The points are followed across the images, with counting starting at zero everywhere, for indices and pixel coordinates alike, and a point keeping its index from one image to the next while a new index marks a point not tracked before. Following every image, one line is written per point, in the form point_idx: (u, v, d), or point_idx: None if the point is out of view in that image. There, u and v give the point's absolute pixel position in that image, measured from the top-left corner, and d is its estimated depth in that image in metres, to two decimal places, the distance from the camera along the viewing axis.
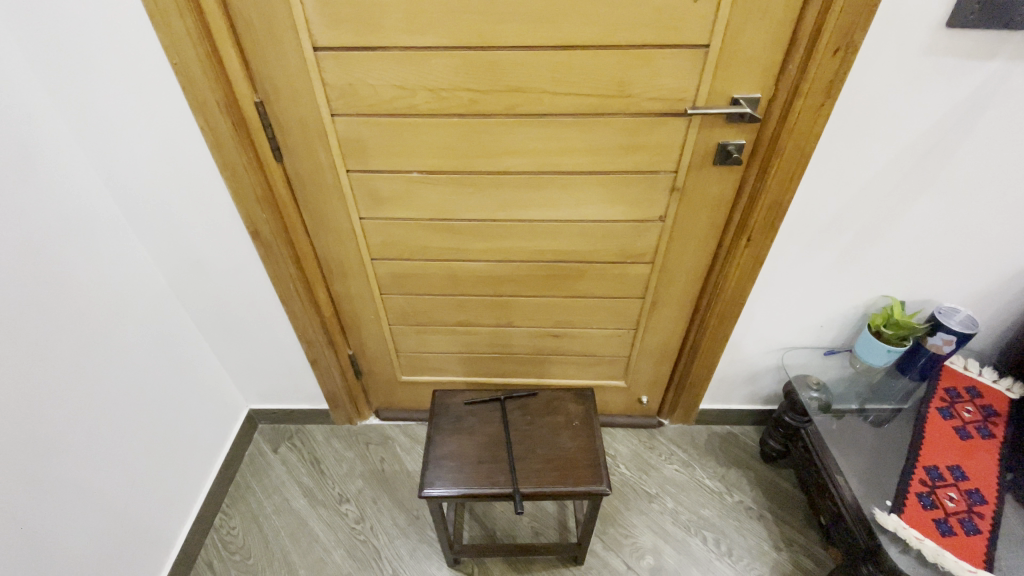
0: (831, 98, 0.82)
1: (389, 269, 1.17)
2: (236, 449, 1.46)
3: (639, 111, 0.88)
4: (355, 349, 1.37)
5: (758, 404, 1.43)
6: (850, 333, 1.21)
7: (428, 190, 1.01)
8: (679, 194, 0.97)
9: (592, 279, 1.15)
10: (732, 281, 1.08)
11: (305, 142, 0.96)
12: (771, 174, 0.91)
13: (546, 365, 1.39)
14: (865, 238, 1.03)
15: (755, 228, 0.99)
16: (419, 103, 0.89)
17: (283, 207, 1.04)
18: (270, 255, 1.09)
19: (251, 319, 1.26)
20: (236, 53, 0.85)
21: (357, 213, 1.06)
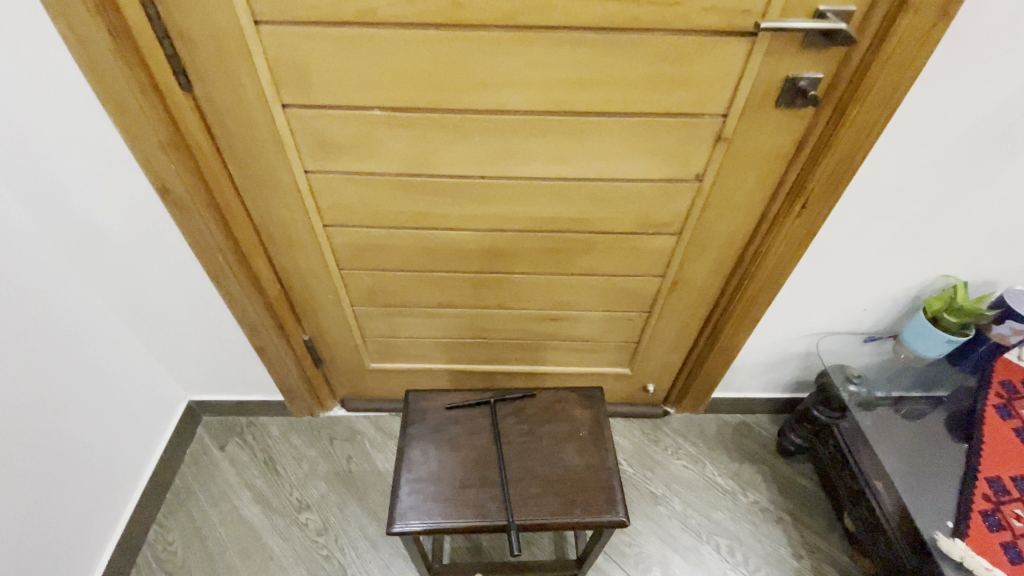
0: (948, 15, 0.60)
1: (348, 239, 0.92)
2: (173, 450, 1.23)
3: (686, 29, 0.64)
4: (311, 333, 1.13)
5: (776, 393, 1.27)
6: (896, 317, 1.04)
7: (395, 136, 0.76)
8: (726, 146, 0.75)
9: (602, 252, 0.93)
10: (774, 257, 0.88)
11: (221, 61, 0.68)
12: (848, 121, 0.70)
13: (540, 351, 1.19)
14: (939, 206, 0.84)
15: (814, 192, 0.79)
16: (379, 6, 0.63)
17: (200, 156, 0.78)
18: (188, 221, 0.83)
19: (177, 300, 1.01)
20: None
21: (301, 166, 0.80)
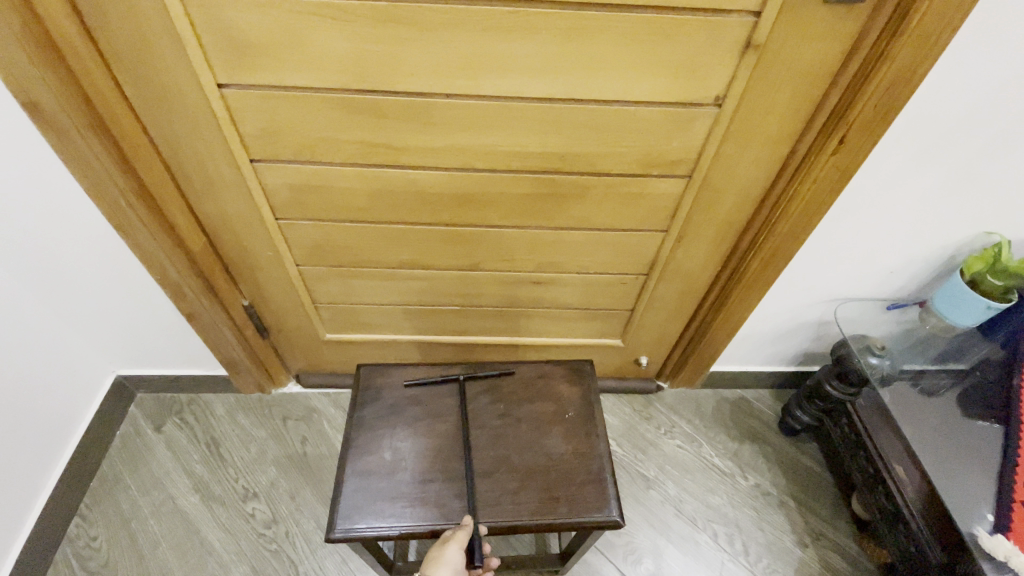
0: None
1: (285, 180, 0.75)
2: (98, 433, 1.06)
3: None
4: (252, 297, 0.97)
5: (780, 366, 1.15)
6: (925, 281, 0.92)
7: (330, 34, 0.58)
8: (755, 55, 0.59)
9: (595, 199, 0.78)
10: (799, 205, 0.74)
11: None
12: (912, 23, 0.55)
13: (521, 320, 1.04)
14: (1000, 144, 0.70)
15: (856, 122, 0.64)
16: None
17: (73, 60, 0.59)
18: (69, 150, 0.65)
19: (79, 255, 0.82)
20: None
21: (211, 75, 0.62)
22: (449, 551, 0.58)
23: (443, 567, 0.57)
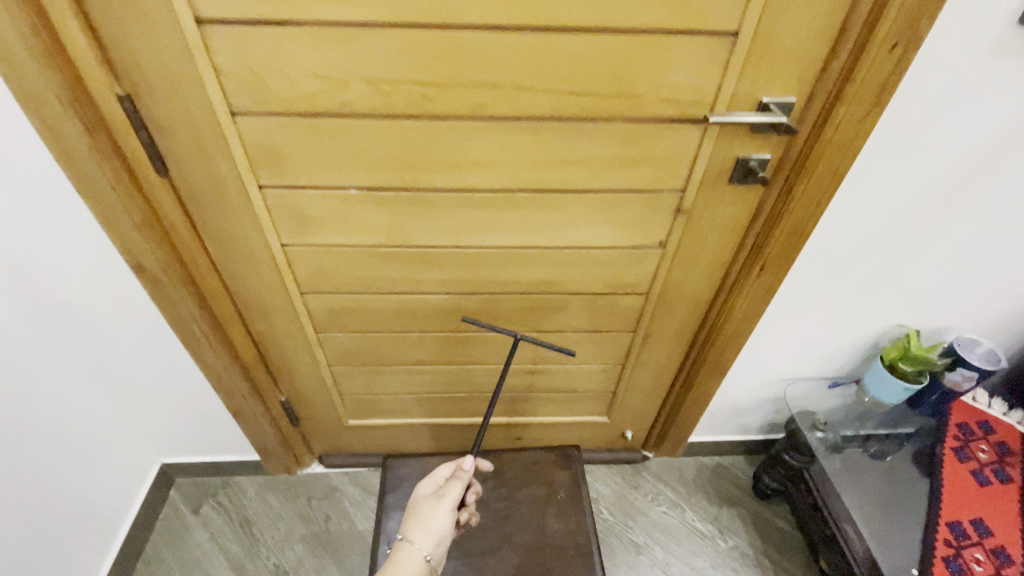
0: (880, 104, 0.66)
1: (325, 304, 0.94)
2: (144, 518, 1.18)
3: (642, 116, 0.69)
4: (288, 393, 1.13)
5: (750, 435, 1.30)
6: (857, 363, 1.09)
7: (370, 209, 0.78)
8: (685, 217, 0.79)
9: (575, 310, 0.96)
10: (737, 314, 0.93)
11: (197, 151, 0.70)
12: (796, 197, 0.75)
13: (519, 403, 1.20)
14: (890, 265, 0.89)
15: (770, 257, 0.83)
16: (351, 98, 0.66)
17: (174, 233, 0.78)
18: (161, 294, 0.83)
19: (150, 367, 0.99)
20: (75, 16, 0.58)
21: (276, 238, 0.81)
22: (447, 499, 0.73)
23: (440, 508, 0.72)
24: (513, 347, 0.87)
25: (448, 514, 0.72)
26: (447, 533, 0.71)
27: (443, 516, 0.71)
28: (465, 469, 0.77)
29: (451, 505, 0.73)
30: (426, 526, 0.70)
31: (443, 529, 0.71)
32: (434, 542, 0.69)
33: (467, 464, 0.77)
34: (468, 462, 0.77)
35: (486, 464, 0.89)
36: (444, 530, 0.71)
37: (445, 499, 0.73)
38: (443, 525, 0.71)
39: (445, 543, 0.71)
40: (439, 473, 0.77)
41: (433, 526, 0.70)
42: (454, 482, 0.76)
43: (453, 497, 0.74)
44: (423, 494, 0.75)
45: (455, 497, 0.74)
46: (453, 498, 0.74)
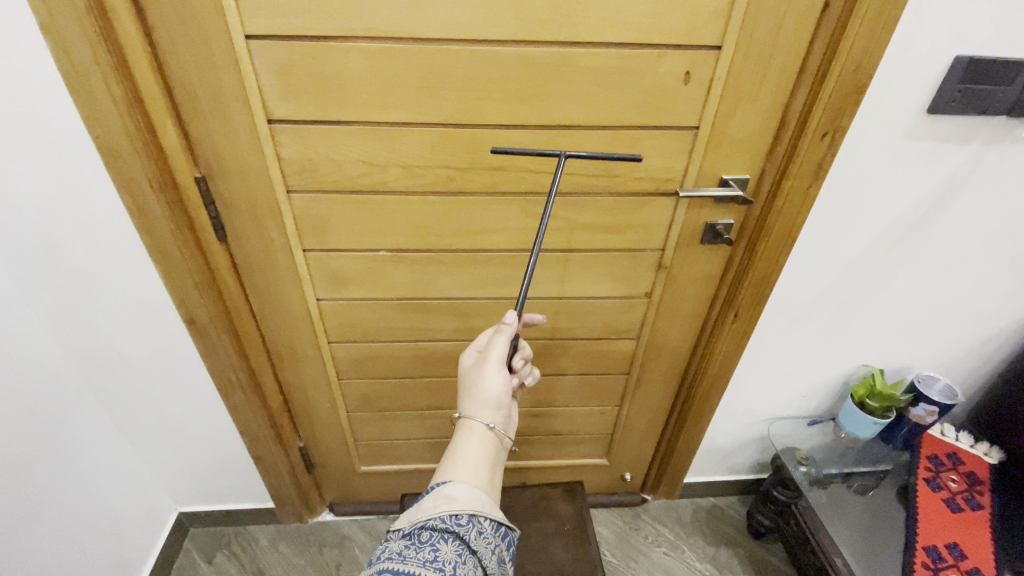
0: (818, 179, 0.81)
1: (350, 353, 1.04)
2: (159, 567, 1.21)
3: (626, 190, 0.86)
4: (306, 440, 1.20)
5: (742, 475, 1.37)
6: (832, 401, 1.20)
7: (397, 268, 0.92)
8: (666, 272, 0.95)
9: (574, 355, 1.08)
10: (719, 357, 1.04)
11: (255, 222, 0.84)
12: (759, 253, 0.89)
13: (523, 446, 1.28)
14: (848, 311, 1.02)
15: (742, 305, 0.96)
16: (389, 179, 0.82)
17: (225, 292, 0.90)
18: (207, 345, 0.94)
19: (184, 413, 1.07)
20: (174, 124, 0.73)
21: (313, 294, 0.94)
22: (494, 356, 0.74)
23: (488, 372, 0.73)
24: (551, 199, 0.73)
25: (499, 375, 0.73)
26: (506, 392, 0.73)
27: (495, 382, 0.72)
28: (510, 322, 0.75)
29: (500, 360, 0.74)
30: (482, 398, 0.71)
31: (500, 392, 0.72)
32: (492, 405, 0.71)
33: (512, 318, 0.74)
34: (514, 317, 0.75)
35: (536, 316, 0.87)
36: (500, 391, 0.72)
37: (492, 357, 0.74)
38: (499, 388, 0.72)
39: (506, 408, 0.73)
40: (489, 339, 0.78)
41: (490, 394, 0.71)
42: (501, 332, 0.75)
43: (501, 355, 0.74)
44: (473, 363, 0.77)
45: (503, 354, 0.74)
46: (501, 354, 0.74)
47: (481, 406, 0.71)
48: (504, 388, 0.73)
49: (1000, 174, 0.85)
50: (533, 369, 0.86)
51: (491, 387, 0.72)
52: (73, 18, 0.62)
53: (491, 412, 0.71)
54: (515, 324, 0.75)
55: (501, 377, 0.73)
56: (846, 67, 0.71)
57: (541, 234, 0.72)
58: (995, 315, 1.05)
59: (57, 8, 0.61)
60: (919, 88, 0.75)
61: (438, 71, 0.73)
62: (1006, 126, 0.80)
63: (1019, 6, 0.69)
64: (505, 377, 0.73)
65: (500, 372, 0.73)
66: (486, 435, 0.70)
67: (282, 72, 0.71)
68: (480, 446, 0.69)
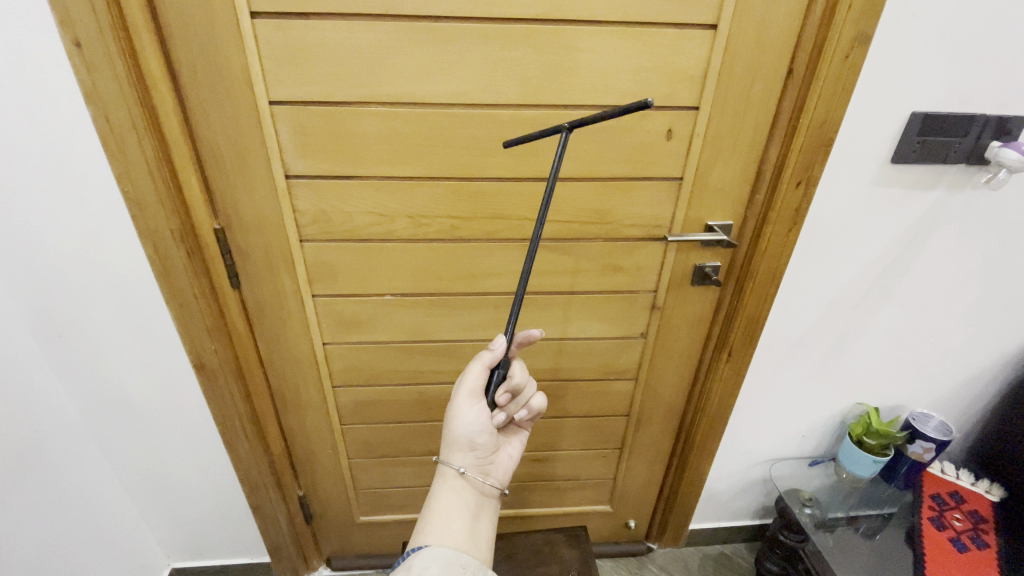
0: (797, 223, 0.87)
1: (354, 397, 1.07)
2: None
3: (618, 236, 0.91)
4: (306, 488, 1.19)
5: (748, 520, 1.35)
6: (830, 441, 1.21)
7: (403, 312, 0.96)
8: (660, 312, 0.99)
9: (574, 396, 1.10)
10: (716, 396, 1.06)
11: (268, 269, 0.89)
12: (747, 293, 0.94)
13: (525, 493, 1.27)
14: (838, 349, 1.06)
15: (735, 344, 1.00)
16: (397, 228, 0.88)
17: (235, 337, 0.94)
18: (214, 390, 0.96)
19: (185, 462, 1.07)
20: (199, 180, 0.79)
21: (319, 338, 0.98)
22: (466, 389, 0.74)
23: (461, 406, 0.74)
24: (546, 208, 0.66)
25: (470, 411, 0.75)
26: (477, 428, 0.75)
27: (466, 418, 0.74)
28: (491, 348, 0.74)
29: (472, 394, 0.74)
30: (452, 436, 0.75)
31: (469, 429, 0.75)
32: (461, 444, 0.75)
33: (493, 345, 0.74)
34: (497, 341, 0.74)
35: (534, 331, 0.79)
36: (468, 428, 0.74)
37: (463, 391, 0.75)
38: (468, 425, 0.74)
39: (479, 445, 0.75)
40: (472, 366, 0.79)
41: (460, 432, 0.75)
42: (478, 360, 0.76)
43: (473, 387, 0.74)
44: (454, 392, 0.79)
45: (476, 386, 0.74)
46: (472, 388, 0.74)
47: (452, 446, 0.76)
48: (475, 424, 0.75)
49: (966, 217, 0.91)
50: (534, 394, 0.80)
51: (461, 424, 0.75)
52: (116, 89, 0.69)
53: (462, 453, 0.76)
54: (499, 349, 0.74)
55: (472, 413, 0.74)
56: (812, 123, 0.79)
57: (530, 264, 0.67)
58: (980, 351, 1.08)
59: (103, 80, 0.69)
60: (880, 141, 0.83)
61: (443, 131, 0.80)
62: (965, 173, 0.87)
63: (962, 69, 0.77)
64: (477, 412, 0.75)
65: (473, 406, 0.74)
66: (458, 479, 0.76)
67: (302, 133, 0.78)
68: (451, 492, 0.75)
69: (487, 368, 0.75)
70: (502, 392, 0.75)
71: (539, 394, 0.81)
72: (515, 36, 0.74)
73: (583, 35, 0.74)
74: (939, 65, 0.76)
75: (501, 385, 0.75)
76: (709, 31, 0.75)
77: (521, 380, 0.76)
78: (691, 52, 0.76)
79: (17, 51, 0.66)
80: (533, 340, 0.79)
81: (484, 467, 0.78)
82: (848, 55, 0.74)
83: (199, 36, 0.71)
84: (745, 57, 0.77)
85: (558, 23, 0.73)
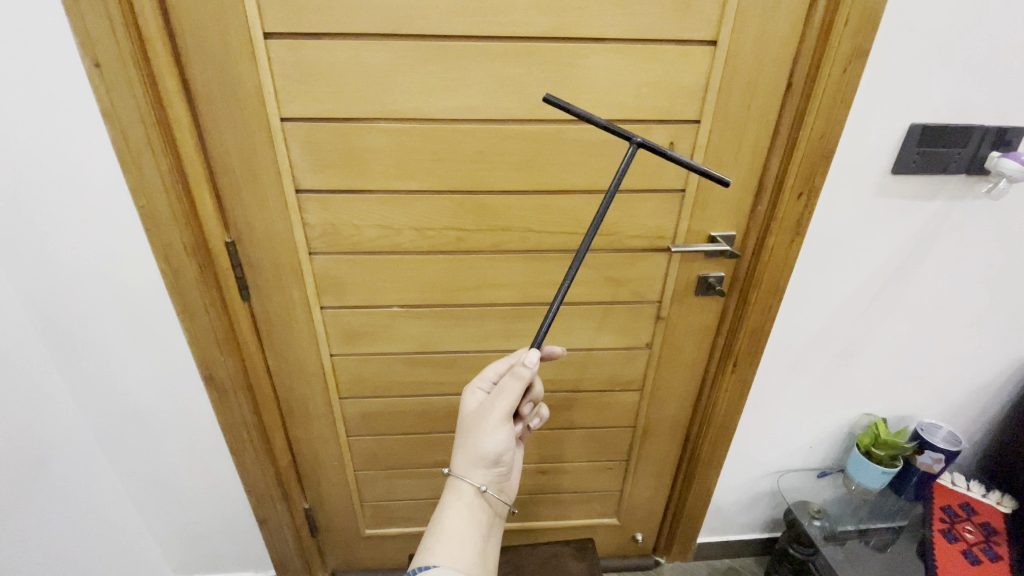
0: (800, 234, 0.88)
1: (360, 408, 1.07)
2: None
3: (622, 248, 0.92)
4: (312, 501, 1.20)
5: (757, 533, 1.33)
6: (839, 452, 1.20)
7: (409, 323, 0.97)
8: (664, 322, 1.00)
9: (579, 407, 1.11)
10: (722, 407, 1.06)
11: (278, 282, 0.91)
12: (752, 304, 0.94)
13: (531, 506, 1.26)
14: (844, 359, 1.06)
15: (740, 355, 1.00)
16: (404, 241, 0.89)
17: (244, 349, 0.95)
18: (223, 402, 0.97)
19: (192, 475, 1.08)
20: (211, 195, 0.81)
21: (327, 350, 0.99)
22: (501, 408, 0.73)
23: (493, 426, 0.73)
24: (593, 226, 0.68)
25: (500, 430, 0.74)
26: (505, 448, 0.74)
27: (495, 438, 0.73)
28: (526, 364, 0.71)
29: (505, 413, 0.73)
30: (478, 454, 0.74)
31: (497, 448, 0.74)
32: (486, 463, 0.74)
33: (528, 361, 0.71)
34: (533, 358, 0.71)
35: (556, 350, 0.86)
36: (496, 448, 0.73)
37: (497, 411, 0.73)
38: (496, 445, 0.73)
39: (502, 463, 0.75)
40: (501, 381, 0.76)
41: (487, 450, 0.73)
42: (513, 378, 0.73)
43: (508, 407, 0.73)
44: (477, 407, 0.76)
45: (511, 407, 0.73)
46: (507, 408, 0.73)
47: (475, 464, 0.74)
48: (503, 444, 0.74)
49: (968, 228, 0.92)
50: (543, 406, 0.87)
51: (488, 443, 0.73)
52: (133, 107, 0.72)
53: (484, 471, 0.75)
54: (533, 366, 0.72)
55: (502, 432, 0.74)
56: (813, 135, 0.80)
57: (571, 277, 0.68)
58: (988, 361, 1.08)
59: (121, 99, 0.71)
60: (880, 152, 0.84)
61: (450, 145, 0.82)
62: (965, 184, 0.88)
63: (959, 82, 0.78)
64: (506, 431, 0.74)
65: (502, 426, 0.73)
66: (475, 497, 0.75)
67: (312, 148, 0.80)
68: (469, 511, 0.74)
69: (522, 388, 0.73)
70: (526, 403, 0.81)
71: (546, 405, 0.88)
72: (520, 53, 0.76)
73: (585, 52, 0.76)
74: (936, 78, 0.78)
75: (525, 398, 0.80)
76: (708, 47, 0.77)
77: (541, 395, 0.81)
78: (692, 67, 0.78)
79: (40, 73, 0.68)
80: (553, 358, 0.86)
81: (499, 483, 0.78)
82: (846, 69, 0.75)
83: (214, 56, 0.73)
84: (744, 72, 0.78)
85: (561, 41, 0.75)
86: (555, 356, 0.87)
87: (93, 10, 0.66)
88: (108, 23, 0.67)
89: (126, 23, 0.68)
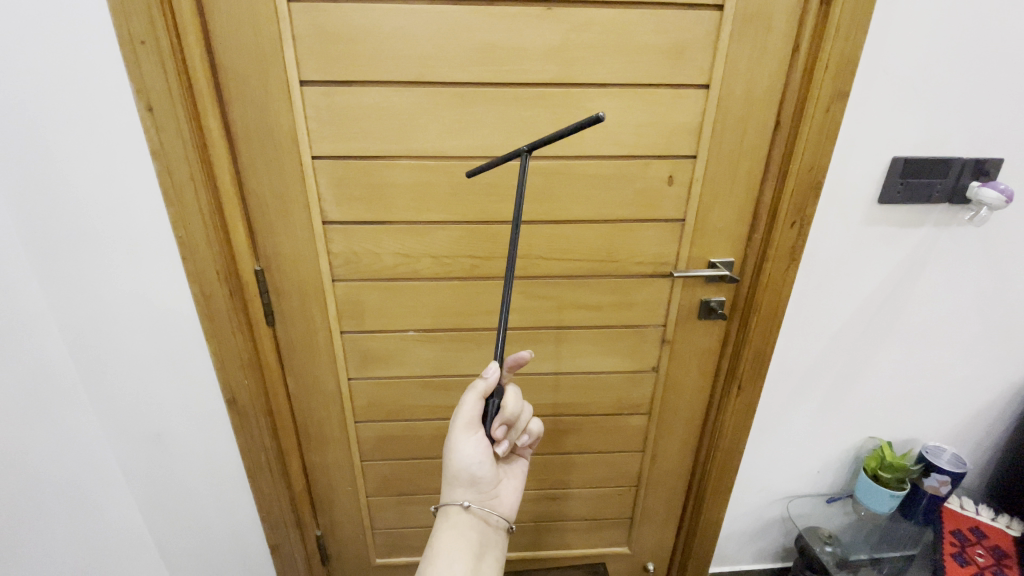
0: (796, 259, 0.93)
1: (374, 432, 1.10)
2: None
3: (626, 274, 0.98)
4: (324, 527, 1.21)
5: (769, 562, 1.32)
6: (846, 476, 1.21)
7: (424, 347, 1.02)
8: (669, 346, 1.04)
9: (589, 430, 1.13)
10: (728, 431, 1.08)
11: (302, 306, 0.96)
12: (752, 326, 0.98)
13: (542, 533, 1.27)
14: (845, 382, 1.09)
15: (744, 377, 1.03)
16: (421, 268, 0.95)
17: (266, 372, 0.99)
18: (244, 425, 1.00)
19: (206, 499, 1.09)
20: (244, 225, 0.88)
21: (346, 373, 1.03)
22: (460, 422, 0.75)
23: (457, 438, 0.76)
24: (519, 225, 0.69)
25: (466, 442, 0.75)
26: (473, 463, 0.75)
27: (462, 453, 0.75)
28: (485, 376, 0.75)
29: (466, 426, 0.75)
30: (451, 471, 0.77)
31: (466, 464, 0.75)
32: (458, 478, 0.77)
33: (486, 372, 0.75)
34: (489, 369, 0.75)
35: (524, 354, 0.77)
36: (464, 462, 0.76)
37: (457, 424, 0.76)
38: (464, 460, 0.75)
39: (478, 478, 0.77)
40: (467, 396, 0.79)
41: (459, 467, 0.76)
42: (472, 390, 0.76)
43: (468, 419, 0.75)
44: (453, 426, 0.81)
45: (471, 416, 0.75)
46: (464, 421, 0.75)
47: (453, 481, 0.78)
48: (471, 458, 0.75)
49: (954, 255, 0.97)
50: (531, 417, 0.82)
51: (458, 457, 0.76)
52: (180, 146, 0.79)
53: (464, 488, 0.78)
54: (491, 374, 0.75)
55: (468, 446, 0.75)
56: (802, 167, 0.86)
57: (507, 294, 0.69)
58: (987, 383, 1.11)
59: (169, 137, 0.78)
60: (866, 184, 0.90)
61: (465, 180, 0.88)
62: (950, 212, 0.93)
63: (934, 120, 0.86)
64: (473, 443, 0.75)
65: (468, 439, 0.75)
66: (462, 514, 0.78)
67: (339, 183, 0.87)
68: (456, 526, 0.77)
69: (480, 398, 0.75)
70: (498, 425, 0.77)
71: (536, 419, 0.84)
72: (530, 98, 0.83)
73: (590, 96, 0.84)
74: (911, 117, 0.85)
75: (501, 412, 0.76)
76: (702, 90, 0.85)
77: (518, 406, 0.76)
78: (687, 108, 0.86)
79: (99, 118, 0.76)
80: (524, 362, 0.78)
81: (486, 501, 0.80)
82: (828, 109, 0.82)
83: (255, 100, 0.81)
84: (735, 111, 0.86)
85: (568, 86, 0.83)
86: (524, 362, 0.78)
87: (150, 60, 0.74)
88: (163, 73, 0.74)
89: (178, 74, 0.76)
